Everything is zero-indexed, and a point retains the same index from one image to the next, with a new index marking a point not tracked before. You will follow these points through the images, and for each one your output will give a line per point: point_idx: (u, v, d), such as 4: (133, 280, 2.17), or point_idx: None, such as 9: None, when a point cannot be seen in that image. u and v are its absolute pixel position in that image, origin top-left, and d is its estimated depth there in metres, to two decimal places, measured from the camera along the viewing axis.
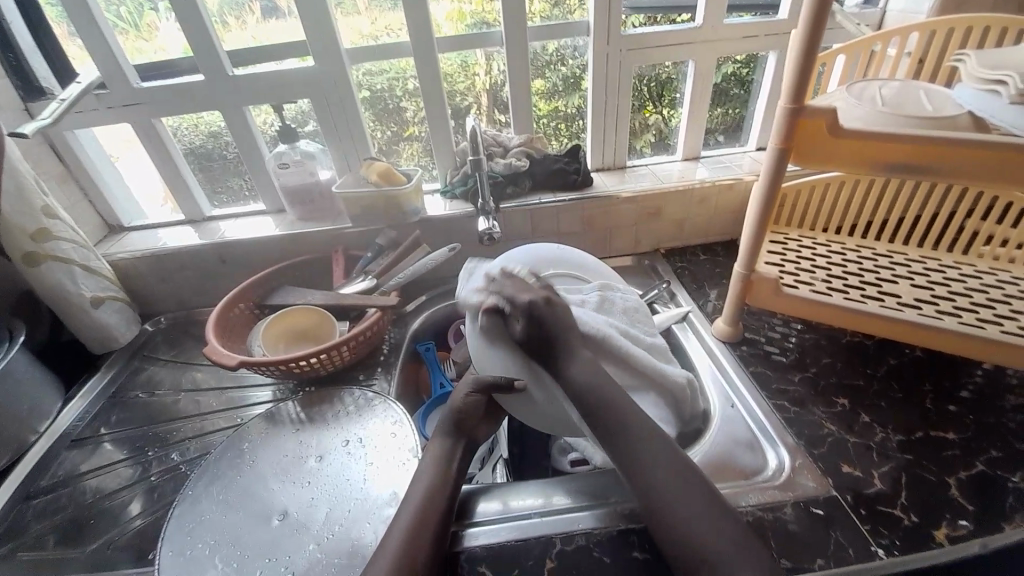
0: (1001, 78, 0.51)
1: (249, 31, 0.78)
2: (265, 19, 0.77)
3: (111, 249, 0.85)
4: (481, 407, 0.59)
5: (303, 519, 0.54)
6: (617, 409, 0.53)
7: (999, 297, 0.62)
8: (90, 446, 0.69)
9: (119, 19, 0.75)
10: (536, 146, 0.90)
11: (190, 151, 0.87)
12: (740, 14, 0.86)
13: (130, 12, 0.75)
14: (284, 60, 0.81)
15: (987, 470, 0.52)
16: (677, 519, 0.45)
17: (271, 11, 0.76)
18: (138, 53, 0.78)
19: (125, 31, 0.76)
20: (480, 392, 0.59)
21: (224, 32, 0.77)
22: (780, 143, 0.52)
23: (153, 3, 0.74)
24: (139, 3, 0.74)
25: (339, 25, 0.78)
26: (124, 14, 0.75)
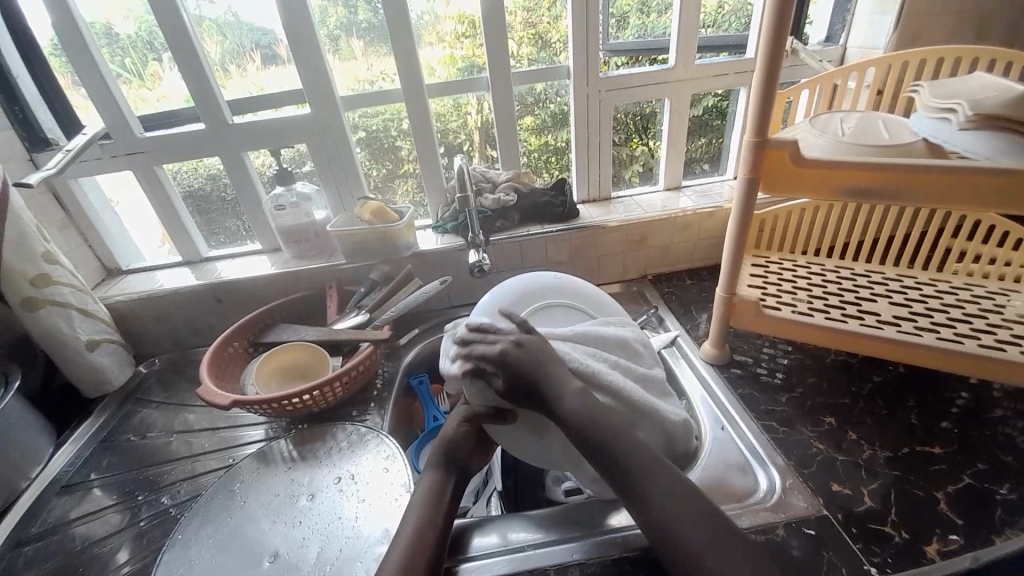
0: (951, 106, 0.54)
1: (250, 77, 0.82)
2: (264, 66, 0.82)
3: (108, 292, 0.87)
4: (474, 436, 0.59)
5: (294, 559, 0.53)
6: (611, 427, 0.51)
7: (976, 312, 0.64)
8: (80, 491, 0.68)
9: (124, 70, 0.79)
10: (524, 180, 0.94)
11: (188, 194, 0.90)
12: (714, 53, 0.91)
13: (134, 62, 0.79)
14: (284, 107, 0.85)
15: (975, 483, 0.53)
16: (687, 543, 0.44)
17: (271, 59, 0.81)
18: (139, 101, 0.82)
19: (128, 80, 0.80)
20: (470, 423, 0.59)
21: (225, 80, 0.82)
22: (748, 173, 0.55)
23: (156, 54, 0.78)
24: (143, 54, 0.78)
25: (337, 71, 0.83)
26: (129, 65, 0.79)
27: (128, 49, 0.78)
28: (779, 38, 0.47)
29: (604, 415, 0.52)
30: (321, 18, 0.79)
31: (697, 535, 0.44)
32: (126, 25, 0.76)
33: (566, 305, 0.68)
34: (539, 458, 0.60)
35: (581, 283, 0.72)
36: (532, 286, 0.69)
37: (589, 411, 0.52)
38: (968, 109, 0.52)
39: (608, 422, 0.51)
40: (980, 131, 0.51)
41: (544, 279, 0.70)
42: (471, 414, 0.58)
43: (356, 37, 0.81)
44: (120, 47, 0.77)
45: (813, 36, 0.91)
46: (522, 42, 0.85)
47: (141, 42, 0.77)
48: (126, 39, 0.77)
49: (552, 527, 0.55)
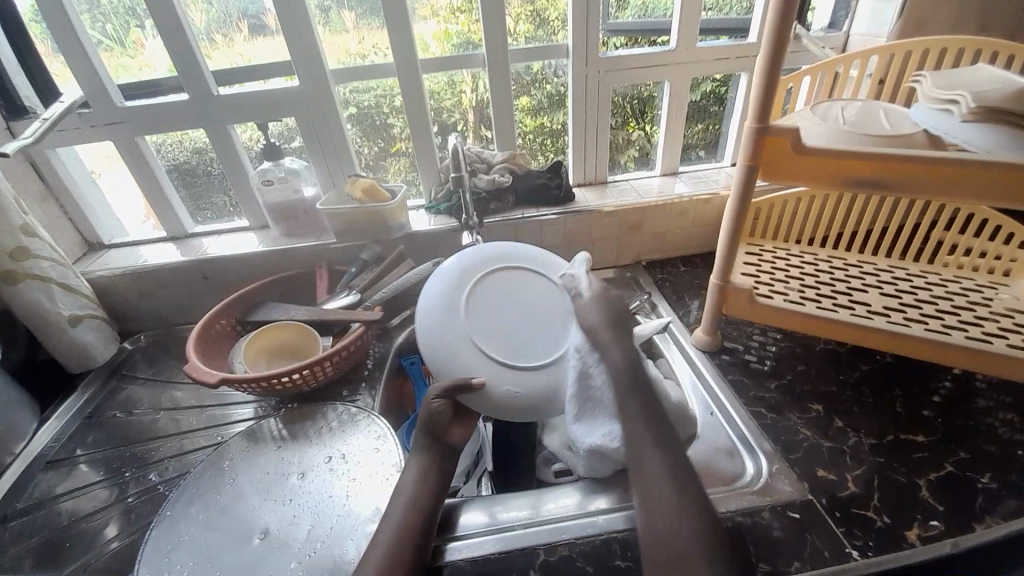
0: (952, 98, 0.53)
1: (236, 48, 0.79)
2: (252, 36, 0.78)
3: (91, 267, 0.84)
4: (450, 412, 0.58)
5: (285, 536, 0.54)
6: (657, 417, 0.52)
7: (964, 304, 0.65)
8: (67, 467, 0.67)
9: (103, 36, 0.75)
10: (518, 162, 0.92)
11: (174, 168, 0.87)
12: (716, 36, 0.89)
13: (115, 29, 0.75)
14: (269, 80, 0.82)
15: (957, 471, 0.54)
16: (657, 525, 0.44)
17: (259, 29, 0.77)
18: (118, 69, 0.78)
19: (109, 48, 0.76)
20: (447, 396, 0.57)
21: (211, 50, 0.79)
22: (748, 160, 0.54)
23: (138, 20, 0.75)
24: (124, 20, 0.75)
25: (327, 43, 0.80)
26: (109, 31, 0.75)
27: (109, 15, 0.74)
28: (786, 24, 0.46)
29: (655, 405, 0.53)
30: None
31: (666, 513, 0.45)
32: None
33: (509, 278, 0.66)
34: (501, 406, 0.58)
35: (507, 251, 0.68)
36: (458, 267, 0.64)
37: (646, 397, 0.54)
38: (972, 101, 0.51)
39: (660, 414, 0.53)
40: (983, 124, 0.50)
41: (471, 259, 0.65)
42: (447, 390, 0.57)
43: (347, 9, 0.78)
44: (101, 12, 0.74)
45: (817, 22, 0.89)
46: (520, 20, 0.82)
47: (122, 7, 0.74)
48: (107, 5, 0.73)
49: (544, 507, 0.56)
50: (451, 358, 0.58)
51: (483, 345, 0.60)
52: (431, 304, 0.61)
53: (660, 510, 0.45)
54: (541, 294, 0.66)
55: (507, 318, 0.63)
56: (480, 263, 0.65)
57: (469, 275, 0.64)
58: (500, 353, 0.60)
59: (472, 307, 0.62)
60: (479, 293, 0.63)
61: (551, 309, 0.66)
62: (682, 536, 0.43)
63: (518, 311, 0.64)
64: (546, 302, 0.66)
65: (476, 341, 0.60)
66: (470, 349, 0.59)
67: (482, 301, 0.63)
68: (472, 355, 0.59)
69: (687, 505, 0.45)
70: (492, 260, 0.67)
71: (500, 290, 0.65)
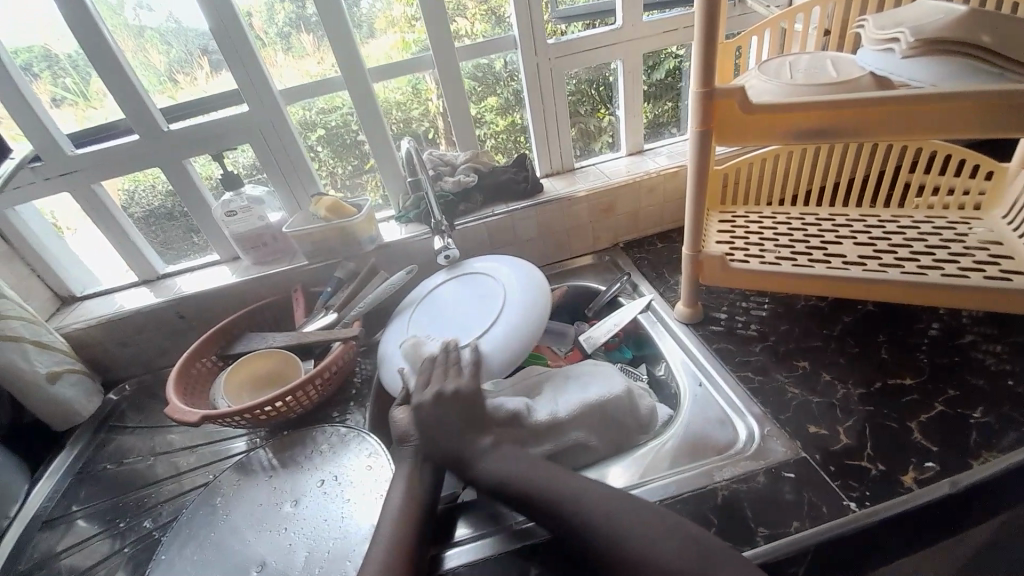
0: (893, 36, 0.53)
1: (200, 86, 0.79)
2: (214, 73, 0.78)
3: (65, 321, 0.83)
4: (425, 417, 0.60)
5: (282, 566, 0.53)
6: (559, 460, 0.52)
7: (939, 243, 0.65)
8: (64, 525, 0.66)
9: (67, 91, 0.75)
10: (483, 160, 0.91)
11: (148, 214, 0.87)
12: (679, 8, 0.89)
13: (76, 82, 0.75)
14: (240, 104, 0.81)
15: (947, 409, 0.54)
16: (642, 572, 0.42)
17: (219, 65, 0.77)
18: (87, 122, 0.78)
19: (73, 101, 0.76)
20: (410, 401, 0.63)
21: (175, 91, 0.78)
22: (700, 126, 0.54)
23: (81, 69, 0.74)
24: (83, 72, 0.74)
25: (289, 66, 0.80)
26: (71, 85, 0.75)
27: (70, 69, 0.74)
28: None
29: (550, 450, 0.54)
30: (268, 17, 0.75)
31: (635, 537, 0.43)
32: (66, 44, 0.72)
33: (462, 291, 0.77)
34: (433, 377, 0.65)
35: (464, 272, 0.80)
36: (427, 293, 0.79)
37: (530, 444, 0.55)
38: (911, 35, 0.50)
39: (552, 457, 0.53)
40: (925, 58, 0.50)
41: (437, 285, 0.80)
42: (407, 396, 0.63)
43: (306, 32, 0.77)
44: (62, 68, 0.73)
45: None
46: (475, 20, 0.83)
47: (82, 60, 0.73)
48: (66, 60, 0.73)
49: None
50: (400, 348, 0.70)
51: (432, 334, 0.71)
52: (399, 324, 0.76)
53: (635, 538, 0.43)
54: (493, 287, 0.75)
55: (460, 309, 0.74)
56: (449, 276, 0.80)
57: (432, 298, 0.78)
58: (445, 335, 0.71)
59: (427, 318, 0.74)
60: (444, 298, 0.77)
61: (500, 292, 0.73)
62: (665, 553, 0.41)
63: (470, 303, 0.74)
64: (498, 291, 0.74)
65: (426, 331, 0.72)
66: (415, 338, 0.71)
67: (442, 304, 0.76)
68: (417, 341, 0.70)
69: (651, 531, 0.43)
70: (453, 280, 0.80)
71: (455, 296, 0.77)
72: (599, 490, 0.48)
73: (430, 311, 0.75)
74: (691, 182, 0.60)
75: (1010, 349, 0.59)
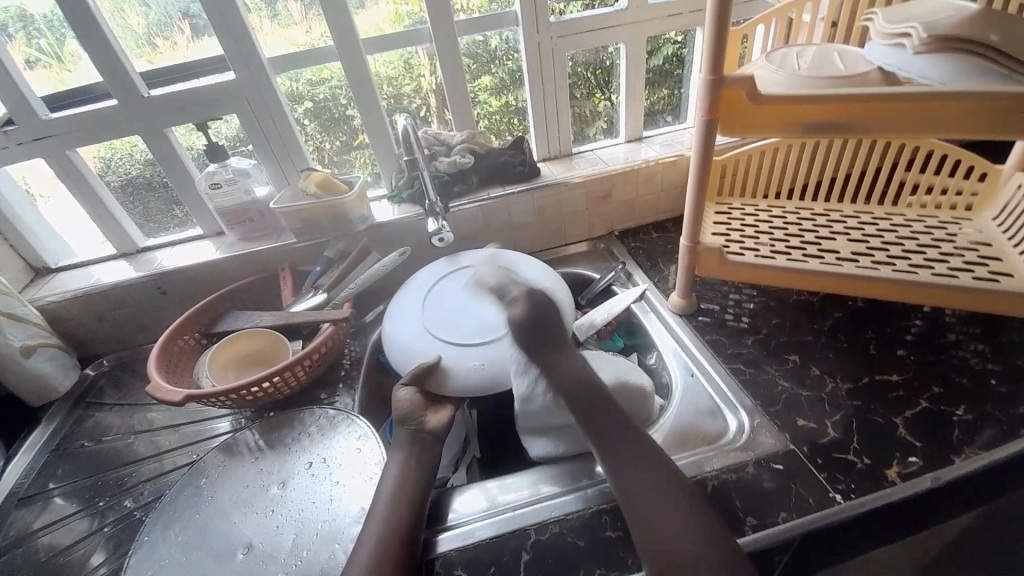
0: (904, 31, 0.52)
1: (180, 51, 0.74)
2: (196, 37, 0.74)
3: (39, 293, 0.79)
4: (421, 401, 0.60)
5: (270, 548, 0.52)
6: (612, 412, 0.54)
7: (930, 243, 0.66)
8: (41, 503, 0.64)
9: (40, 53, 0.70)
10: (479, 141, 0.89)
11: (126, 183, 0.83)
12: None
13: (50, 43, 0.70)
14: (226, 71, 0.77)
15: (932, 406, 0.55)
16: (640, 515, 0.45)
17: (203, 29, 0.73)
18: (61, 86, 0.73)
19: (46, 64, 0.71)
20: (414, 384, 0.61)
21: (154, 55, 0.74)
22: (706, 115, 0.53)
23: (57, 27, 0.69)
24: (58, 31, 0.70)
25: (276, 33, 0.76)
26: (45, 47, 0.70)
27: (44, 30, 0.69)
28: None
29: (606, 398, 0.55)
30: None
31: (658, 507, 0.45)
32: (40, 3, 0.67)
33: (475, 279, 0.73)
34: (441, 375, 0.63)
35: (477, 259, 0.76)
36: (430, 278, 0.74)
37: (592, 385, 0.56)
38: (923, 31, 0.50)
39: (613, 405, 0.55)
40: (935, 54, 0.50)
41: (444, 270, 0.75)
42: (412, 377, 0.61)
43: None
44: (35, 28, 0.69)
45: None
46: None
47: (58, 20, 0.69)
48: (41, 20, 0.68)
49: (545, 484, 0.56)
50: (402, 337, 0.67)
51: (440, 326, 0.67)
52: (401, 304, 0.71)
53: (659, 506, 0.45)
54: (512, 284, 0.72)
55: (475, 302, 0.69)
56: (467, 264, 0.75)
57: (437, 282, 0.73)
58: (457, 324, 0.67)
59: (435, 305, 0.70)
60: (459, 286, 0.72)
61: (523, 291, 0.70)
62: (674, 532, 0.43)
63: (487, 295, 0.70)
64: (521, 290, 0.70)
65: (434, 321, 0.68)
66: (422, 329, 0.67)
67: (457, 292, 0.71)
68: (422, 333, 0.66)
69: (676, 503, 0.45)
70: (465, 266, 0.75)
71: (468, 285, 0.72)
72: (647, 458, 0.49)
73: (438, 296, 0.71)
74: (693, 171, 0.59)
75: (993, 348, 0.60)
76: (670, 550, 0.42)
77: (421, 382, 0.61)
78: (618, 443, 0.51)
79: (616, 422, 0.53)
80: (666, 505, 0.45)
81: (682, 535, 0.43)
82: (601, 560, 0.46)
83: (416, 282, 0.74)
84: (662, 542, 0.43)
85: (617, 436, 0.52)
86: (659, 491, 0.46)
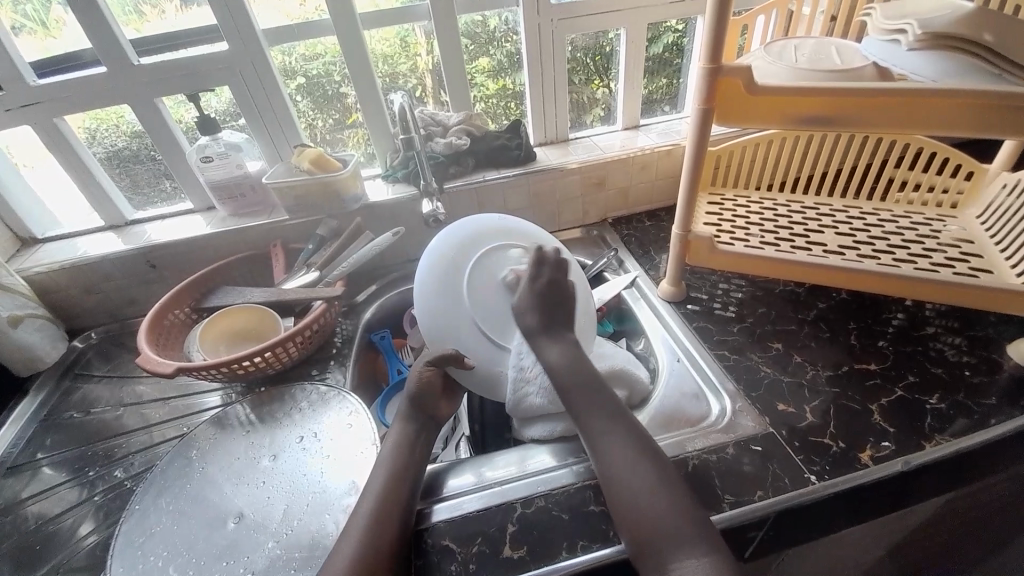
0: (901, 27, 0.53)
1: (169, 19, 0.72)
2: (185, 5, 0.72)
3: (24, 263, 0.78)
4: (439, 382, 0.61)
5: (260, 518, 0.53)
6: (597, 391, 0.55)
7: (914, 238, 0.67)
8: (29, 472, 0.65)
9: (27, 19, 0.68)
10: (475, 124, 0.88)
11: (113, 154, 0.81)
12: None
13: (34, 7, 0.68)
14: (217, 42, 0.75)
15: (906, 394, 0.57)
16: (619, 494, 0.47)
17: None
18: (48, 52, 0.71)
19: (31, 29, 0.69)
20: (437, 366, 0.60)
21: (141, 22, 0.72)
22: (703, 103, 0.53)
23: None
24: None
25: (268, 4, 0.74)
26: (30, 12, 0.68)
27: None
28: None
29: (590, 379, 0.57)
30: None
31: (635, 481, 0.47)
32: None
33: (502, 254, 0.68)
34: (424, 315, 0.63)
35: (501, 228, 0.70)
36: (457, 242, 0.66)
37: (578, 366, 0.58)
38: (918, 28, 0.50)
39: (597, 386, 0.56)
40: (927, 52, 0.50)
41: (470, 233, 0.67)
42: (437, 359, 0.60)
43: None
44: None
45: None
46: None
47: None
48: None
49: (534, 461, 0.57)
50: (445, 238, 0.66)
51: (481, 262, 0.66)
52: (425, 273, 0.63)
53: (635, 480, 0.47)
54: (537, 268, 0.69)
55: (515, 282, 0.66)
56: (524, 239, 0.71)
57: (464, 249, 0.66)
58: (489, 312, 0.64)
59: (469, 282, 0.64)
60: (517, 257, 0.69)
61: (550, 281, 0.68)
62: (649, 504, 0.45)
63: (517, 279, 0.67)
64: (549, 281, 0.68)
65: (483, 257, 0.66)
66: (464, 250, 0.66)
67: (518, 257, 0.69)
68: (461, 246, 0.66)
69: (653, 478, 0.47)
70: (489, 233, 0.68)
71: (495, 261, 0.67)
72: (626, 433, 0.51)
73: (469, 270, 0.65)
74: (687, 173, 0.60)
75: (968, 342, 0.62)
76: (645, 520, 0.44)
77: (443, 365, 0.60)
78: (600, 421, 0.52)
79: (600, 401, 0.54)
80: (643, 478, 0.47)
81: (658, 506, 0.45)
82: (584, 532, 0.48)
83: (438, 246, 0.65)
84: (637, 515, 0.45)
85: (598, 414, 0.53)
86: (636, 465, 0.48)
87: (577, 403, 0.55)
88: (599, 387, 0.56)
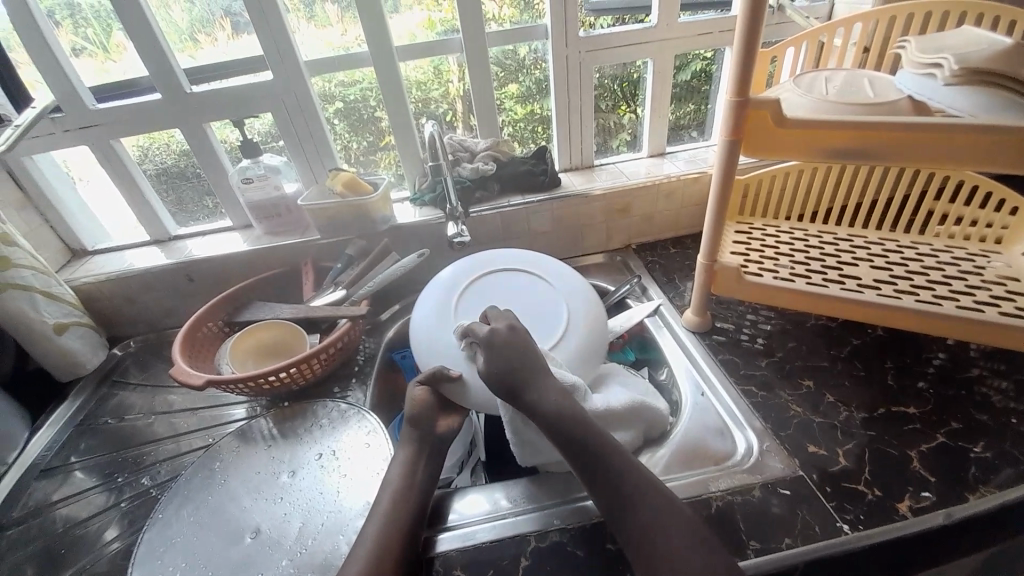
0: (936, 61, 0.53)
1: (220, 46, 0.78)
2: (236, 34, 0.77)
3: (75, 273, 0.83)
4: (433, 402, 0.60)
5: (276, 535, 0.54)
6: (600, 439, 0.52)
7: (955, 274, 0.64)
8: (61, 475, 0.67)
9: (87, 42, 0.74)
10: (503, 150, 0.90)
11: (161, 171, 0.86)
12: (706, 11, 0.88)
13: (97, 33, 0.74)
14: (263, 70, 0.80)
15: (948, 441, 0.54)
16: (654, 554, 0.44)
17: (243, 27, 0.76)
18: (105, 75, 0.77)
19: (92, 52, 0.75)
20: (429, 384, 0.61)
21: (195, 49, 0.77)
22: (729, 135, 0.53)
23: (113, 23, 0.73)
24: (105, 23, 0.73)
25: (312, 36, 0.79)
26: (92, 36, 0.74)
27: (91, 20, 0.72)
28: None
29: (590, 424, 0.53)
30: None
31: (668, 541, 0.44)
32: None
33: (503, 284, 0.69)
34: (420, 340, 0.65)
35: (503, 261, 0.71)
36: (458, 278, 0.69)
37: (571, 410, 0.54)
38: (954, 63, 0.50)
39: (595, 433, 0.52)
40: (961, 86, 0.50)
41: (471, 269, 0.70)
42: (428, 377, 0.61)
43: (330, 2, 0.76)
44: (83, 18, 0.72)
45: None
46: (505, 4, 0.81)
47: (104, 11, 0.72)
48: (89, 10, 0.72)
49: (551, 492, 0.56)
50: (453, 272, 0.70)
51: (479, 293, 0.68)
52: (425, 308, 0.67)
53: (667, 539, 0.44)
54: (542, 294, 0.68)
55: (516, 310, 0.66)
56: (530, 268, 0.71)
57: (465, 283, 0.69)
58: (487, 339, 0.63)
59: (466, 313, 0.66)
60: (520, 286, 0.69)
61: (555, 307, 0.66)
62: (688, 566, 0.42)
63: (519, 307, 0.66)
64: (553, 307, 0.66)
65: (481, 289, 0.68)
66: (468, 283, 0.69)
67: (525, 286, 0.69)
68: (461, 281, 0.69)
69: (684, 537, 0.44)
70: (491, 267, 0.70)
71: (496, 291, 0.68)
72: (643, 486, 0.48)
73: (467, 302, 0.67)
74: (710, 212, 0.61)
75: (1015, 387, 0.59)
76: None
77: (435, 383, 0.61)
78: (613, 473, 0.49)
79: (603, 452, 0.51)
80: (675, 536, 0.44)
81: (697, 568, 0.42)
82: (598, 571, 0.47)
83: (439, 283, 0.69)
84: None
85: (606, 467, 0.50)
86: (664, 520, 0.45)
87: (585, 452, 0.51)
88: (597, 434, 0.52)
